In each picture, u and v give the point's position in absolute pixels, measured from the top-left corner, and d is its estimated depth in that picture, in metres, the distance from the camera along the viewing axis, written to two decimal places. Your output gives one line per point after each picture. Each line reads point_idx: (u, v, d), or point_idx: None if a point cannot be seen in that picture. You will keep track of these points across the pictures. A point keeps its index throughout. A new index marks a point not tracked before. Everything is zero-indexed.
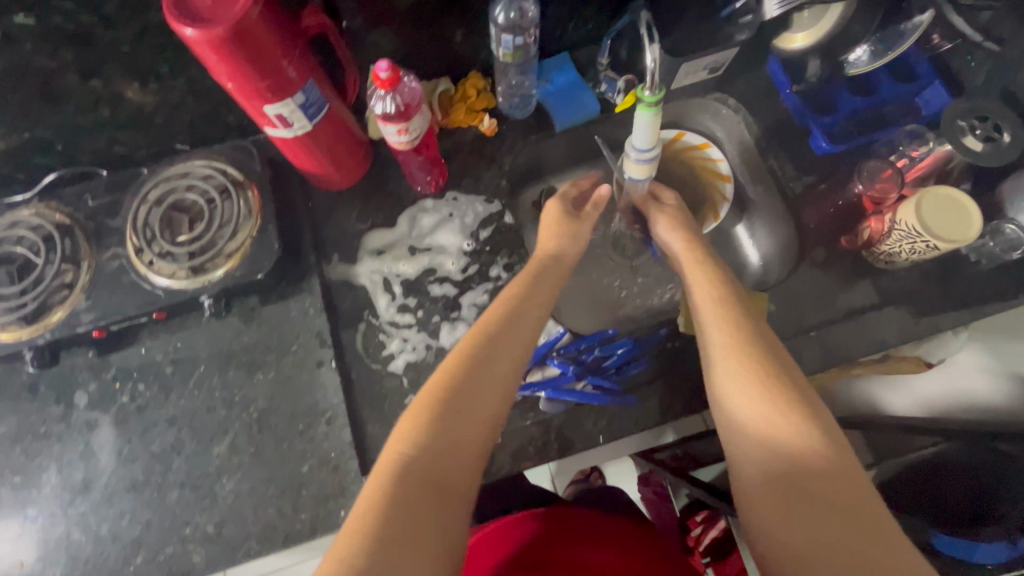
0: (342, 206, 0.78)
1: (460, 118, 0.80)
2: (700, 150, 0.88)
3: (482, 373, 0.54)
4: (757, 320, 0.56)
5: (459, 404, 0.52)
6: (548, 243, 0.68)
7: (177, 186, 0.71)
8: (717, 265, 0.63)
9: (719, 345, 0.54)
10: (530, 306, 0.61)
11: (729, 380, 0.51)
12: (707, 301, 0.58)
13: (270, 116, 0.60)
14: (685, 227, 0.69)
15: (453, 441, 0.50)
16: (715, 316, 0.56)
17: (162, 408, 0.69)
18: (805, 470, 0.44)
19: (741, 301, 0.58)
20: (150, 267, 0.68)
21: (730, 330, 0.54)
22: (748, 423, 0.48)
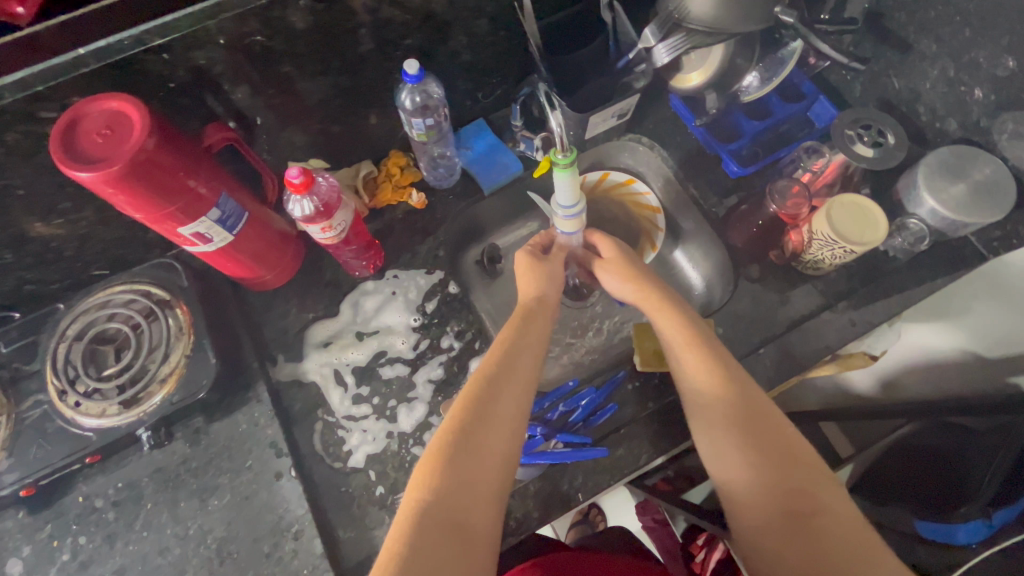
0: (279, 304, 0.76)
1: (387, 196, 0.80)
2: (626, 186, 0.92)
3: (484, 430, 0.51)
4: (731, 362, 0.57)
5: (467, 468, 0.49)
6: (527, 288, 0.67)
7: (98, 317, 0.67)
8: (681, 306, 0.62)
9: (705, 401, 0.55)
10: (524, 347, 0.59)
11: (712, 429, 0.53)
12: (685, 355, 0.58)
13: (187, 236, 0.59)
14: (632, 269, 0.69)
15: (468, 509, 0.47)
16: (697, 375, 0.56)
17: (108, 559, 0.63)
18: (796, 511, 0.48)
19: (714, 345, 0.58)
20: (76, 409, 0.63)
21: (703, 376, 0.56)
22: (736, 476, 0.51)
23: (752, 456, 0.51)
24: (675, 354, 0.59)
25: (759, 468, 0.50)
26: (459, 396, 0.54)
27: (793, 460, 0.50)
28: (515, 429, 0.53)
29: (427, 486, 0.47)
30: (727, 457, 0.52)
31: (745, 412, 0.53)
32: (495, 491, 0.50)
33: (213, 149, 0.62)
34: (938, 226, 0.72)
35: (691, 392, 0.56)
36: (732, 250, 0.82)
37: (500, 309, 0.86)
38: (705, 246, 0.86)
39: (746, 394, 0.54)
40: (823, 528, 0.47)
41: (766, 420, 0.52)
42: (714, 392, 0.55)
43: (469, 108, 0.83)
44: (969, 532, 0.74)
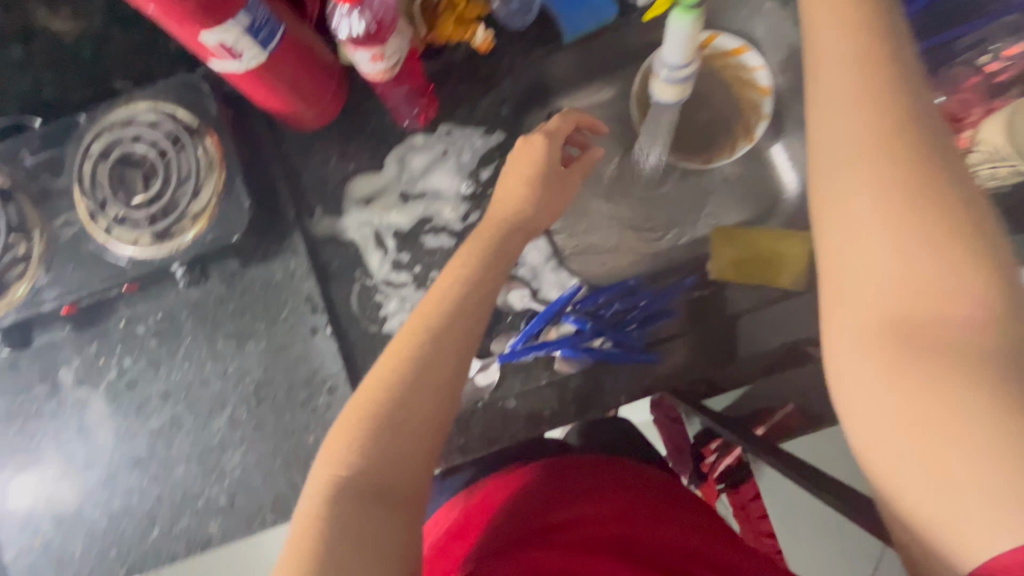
0: (320, 149, 0.68)
1: (448, 32, 0.65)
2: (734, 57, 0.75)
3: (424, 370, 0.48)
4: (931, 205, 0.38)
5: (405, 409, 0.47)
6: (509, 203, 0.57)
7: (122, 136, 0.60)
8: (891, 109, 0.41)
9: (851, 257, 0.40)
10: (482, 276, 0.53)
11: (879, 347, 0.38)
12: (847, 183, 0.41)
13: (211, 48, 0.49)
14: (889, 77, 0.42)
15: (395, 454, 0.45)
16: (873, 257, 0.39)
17: (153, 382, 0.65)
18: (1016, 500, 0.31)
19: (910, 174, 0.39)
20: (109, 234, 0.60)
21: (892, 263, 0.38)
22: (868, 362, 0.38)
23: (940, 399, 0.34)
24: (854, 226, 0.40)
25: (948, 423, 0.34)
26: (411, 319, 0.51)
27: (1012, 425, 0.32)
28: (454, 370, 0.50)
29: (351, 451, 0.45)
30: (859, 337, 0.39)
31: (915, 279, 0.37)
32: (432, 434, 0.47)
33: None
34: None
35: (832, 237, 0.41)
36: None
37: None
38: None
39: (935, 254, 0.37)
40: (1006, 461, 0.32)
41: (952, 299, 0.36)
42: (880, 305, 0.38)
43: None
44: None
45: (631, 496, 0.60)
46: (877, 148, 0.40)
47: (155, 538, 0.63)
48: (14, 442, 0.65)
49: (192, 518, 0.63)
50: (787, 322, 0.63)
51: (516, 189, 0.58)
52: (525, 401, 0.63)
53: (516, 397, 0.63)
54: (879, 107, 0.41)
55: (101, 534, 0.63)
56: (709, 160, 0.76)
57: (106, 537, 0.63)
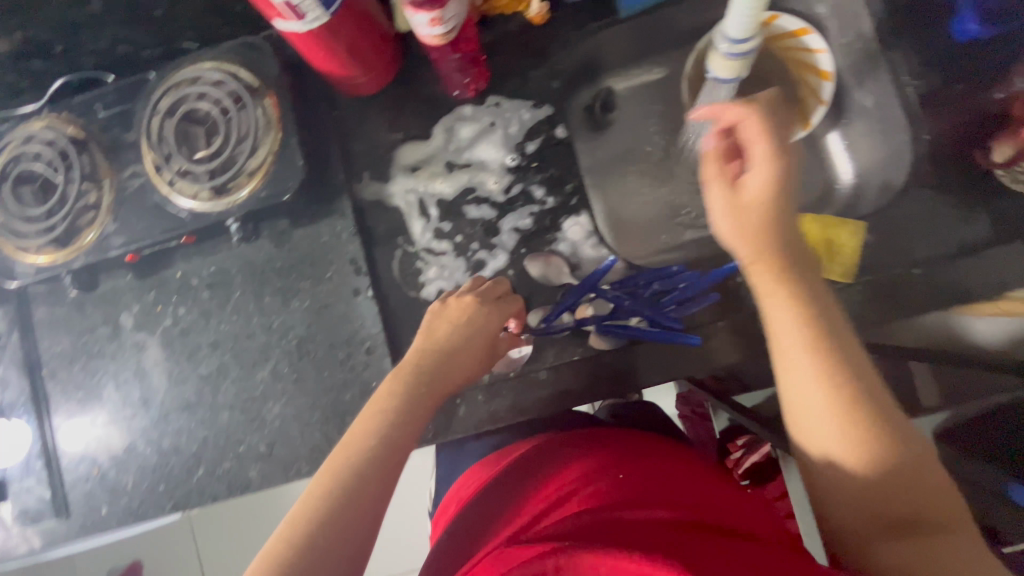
0: (371, 115, 0.69)
1: (503, 2, 0.65)
2: (795, 39, 0.72)
3: (367, 473, 0.50)
4: (842, 338, 0.48)
5: (343, 518, 0.47)
6: (456, 309, 0.59)
7: (188, 94, 0.63)
8: (785, 247, 0.51)
9: (800, 379, 0.48)
10: (426, 385, 0.56)
11: (821, 449, 0.47)
12: (784, 321, 0.49)
13: (278, 6, 0.50)
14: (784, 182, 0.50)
15: (320, 571, 0.45)
16: (805, 380, 0.48)
17: (204, 331, 0.69)
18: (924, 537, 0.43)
19: (826, 314, 0.49)
20: (172, 187, 0.63)
21: (825, 373, 0.47)
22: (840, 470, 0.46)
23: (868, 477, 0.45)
24: (783, 343, 0.49)
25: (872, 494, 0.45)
26: (359, 419, 0.53)
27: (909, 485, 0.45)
28: (390, 479, 0.51)
29: (314, 509, 0.47)
30: (825, 446, 0.47)
31: (855, 396, 0.46)
32: (361, 550, 0.47)
33: None
34: None
35: (782, 366, 0.49)
36: (919, 142, 0.64)
37: (602, 169, 0.77)
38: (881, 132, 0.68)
39: (859, 378, 0.47)
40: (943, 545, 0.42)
41: (880, 411, 0.46)
42: (822, 408, 0.47)
43: None
44: None
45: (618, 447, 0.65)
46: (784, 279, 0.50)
47: (199, 477, 0.67)
48: (77, 379, 0.70)
49: (233, 462, 0.67)
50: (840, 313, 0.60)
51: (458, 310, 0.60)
52: (559, 375, 0.63)
53: (549, 370, 0.64)
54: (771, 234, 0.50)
55: (151, 470, 0.68)
56: None
57: (155, 473, 0.68)
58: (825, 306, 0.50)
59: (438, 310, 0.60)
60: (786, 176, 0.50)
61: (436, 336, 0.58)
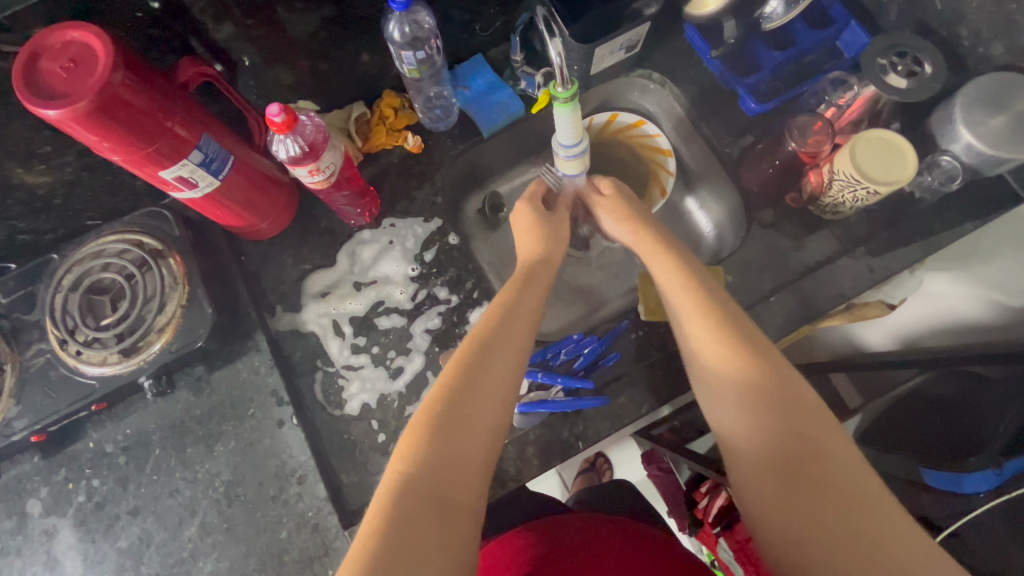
0: (276, 253, 0.75)
1: (381, 140, 0.76)
2: (636, 129, 0.86)
3: (500, 346, 0.51)
4: (734, 312, 0.52)
5: (478, 382, 0.48)
6: (531, 248, 0.63)
7: (92, 267, 0.67)
8: (680, 250, 0.59)
9: (700, 349, 0.51)
10: (537, 275, 0.60)
11: (711, 379, 0.50)
12: (682, 299, 0.53)
13: (171, 181, 0.56)
14: (632, 213, 0.64)
15: (462, 440, 0.45)
16: (688, 315, 0.52)
17: (122, 500, 0.66)
18: (797, 464, 0.44)
19: (718, 294, 0.54)
20: (78, 358, 0.63)
21: (702, 305, 0.52)
22: (736, 423, 0.48)
23: (750, 400, 0.47)
24: (669, 296, 0.55)
25: (754, 415, 0.47)
26: (491, 306, 0.56)
27: (792, 410, 0.46)
28: (521, 352, 0.52)
29: (412, 458, 0.44)
30: (726, 406, 0.48)
31: (746, 357, 0.48)
32: (497, 424, 0.48)
33: (189, 86, 0.59)
34: (972, 164, 0.66)
35: (670, 308, 0.55)
36: (746, 194, 0.78)
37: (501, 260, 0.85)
38: (719, 189, 0.82)
39: (750, 343, 0.49)
40: (826, 481, 0.43)
41: (771, 369, 0.48)
42: (707, 331, 0.51)
43: (465, 43, 0.77)
44: (976, 482, 0.72)
45: (560, 545, 0.59)
46: (657, 246, 0.59)
47: None
48: None
49: None
50: None
51: (525, 241, 0.65)
52: None
53: None
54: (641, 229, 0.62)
55: None
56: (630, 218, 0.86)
57: None
58: (701, 264, 0.57)
59: (517, 235, 0.66)
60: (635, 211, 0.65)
61: (526, 244, 0.64)
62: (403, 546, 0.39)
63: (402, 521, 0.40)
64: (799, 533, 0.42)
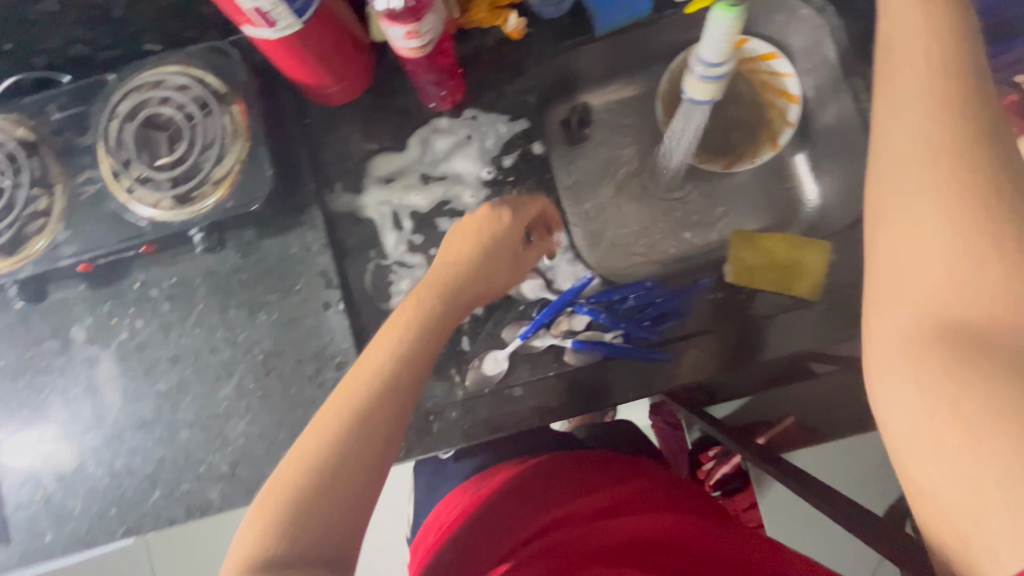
0: (345, 124, 0.68)
1: (480, 17, 0.65)
2: (764, 62, 0.75)
3: (410, 339, 0.49)
4: (1007, 163, 0.38)
5: (394, 371, 0.47)
6: (467, 243, 0.56)
7: (150, 98, 0.61)
8: (973, 61, 0.41)
9: (913, 173, 0.39)
10: (483, 269, 0.56)
11: (913, 218, 0.39)
12: (918, 127, 0.40)
13: (248, 12, 0.48)
14: (931, 2, 0.42)
15: (372, 427, 0.45)
16: (922, 139, 0.40)
17: (163, 345, 0.65)
18: (981, 352, 0.34)
19: (987, 133, 0.39)
20: (131, 195, 0.60)
21: (951, 140, 0.39)
22: (919, 265, 0.37)
23: (960, 252, 0.36)
24: (905, 116, 0.41)
25: (957, 271, 0.36)
26: (415, 293, 0.53)
27: (1012, 285, 0.35)
28: (436, 344, 0.51)
29: (323, 435, 0.44)
30: (919, 261, 0.38)
31: (977, 202, 0.37)
32: (405, 410, 0.47)
33: None
34: None
35: (896, 130, 0.41)
36: None
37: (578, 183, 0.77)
38: (844, 154, 0.71)
39: (1005, 206, 0.36)
40: (1013, 382, 0.33)
41: (1016, 244, 0.35)
42: (942, 166, 0.38)
43: None
44: None
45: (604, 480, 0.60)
46: (936, 38, 0.41)
47: (155, 500, 0.64)
48: (21, 396, 0.66)
49: (193, 483, 0.64)
50: (811, 330, 0.61)
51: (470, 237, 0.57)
52: (536, 392, 0.63)
53: (523, 389, 0.63)
54: (933, 26, 0.42)
55: (101, 492, 0.64)
56: (729, 166, 0.76)
57: (106, 495, 0.64)
58: (987, 87, 0.40)
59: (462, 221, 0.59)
60: (970, 56, 0.41)
61: (466, 232, 0.57)
62: (305, 518, 0.41)
63: (304, 498, 0.41)
64: (942, 419, 0.34)
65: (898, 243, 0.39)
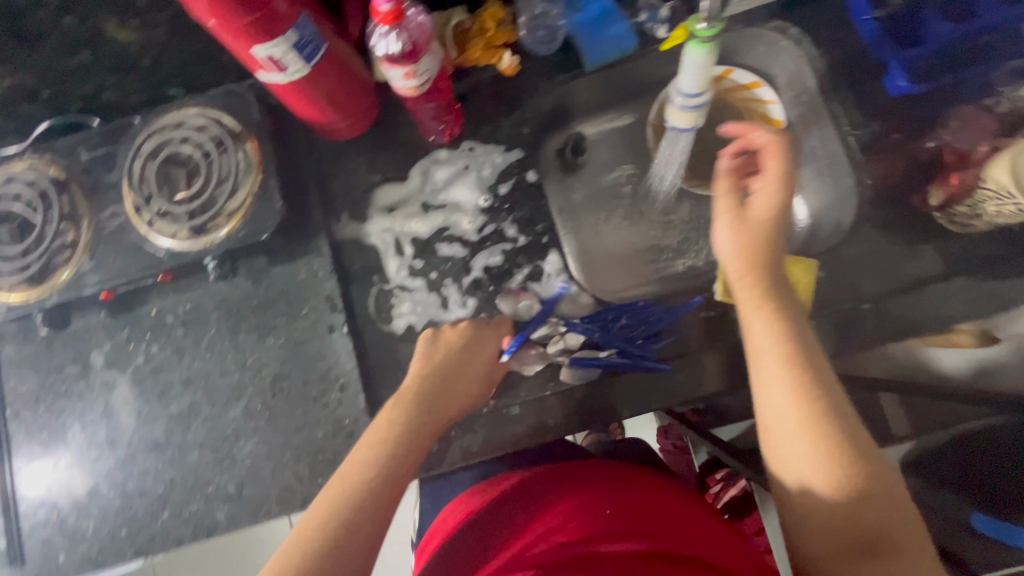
0: (351, 157, 0.72)
1: (476, 55, 0.70)
2: (749, 90, 0.74)
3: (408, 425, 0.56)
4: (829, 375, 0.51)
5: (395, 453, 0.54)
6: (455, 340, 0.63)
7: (171, 138, 0.66)
8: (785, 297, 0.55)
9: (783, 415, 0.50)
10: (471, 360, 0.63)
11: (798, 442, 0.48)
12: (769, 348, 0.52)
13: (261, 60, 0.53)
14: (782, 170, 0.57)
15: (369, 503, 0.50)
16: (779, 367, 0.51)
17: (176, 369, 0.68)
18: (869, 531, 0.45)
19: (811, 346, 0.52)
20: (151, 227, 0.64)
21: (795, 367, 0.51)
22: (813, 506, 0.47)
23: (832, 467, 0.47)
24: (761, 344, 0.53)
25: (836, 492, 0.46)
26: (411, 380, 0.60)
27: (867, 466, 0.47)
28: (433, 431, 0.57)
29: (322, 513, 0.49)
30: (809, 482, 0.47)
31: (835, 436, 0.48)
32: (397, 483, 0.53)
33: None
34: None
35: (759, 371, 0.53)
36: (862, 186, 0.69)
37: None
38: None
39: (842, 417, 0.49)
40: (894, 550, 0.45)
41: (856, 441, 0.48)
42: (798, 391, 0.50)
43: None
44: None
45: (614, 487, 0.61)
46: (759, 288, 0.55)
47: (164, 520, 0.65)
48: (41, 420, 0.69)
49: (201, 504, 0.65)
50: None
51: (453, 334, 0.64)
52: (534, 410, 0.65)
53: (522, 406, 0.65)
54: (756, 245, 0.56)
55: (113, 513, 0.66)
56: None
57: (118, 516, 0.66)
58: (801, 316, 0.55)
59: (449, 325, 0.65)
60: (775, 271, 0.56)
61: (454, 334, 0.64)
62: None
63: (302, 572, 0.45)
64: None
65: (779, 396, 0.50)
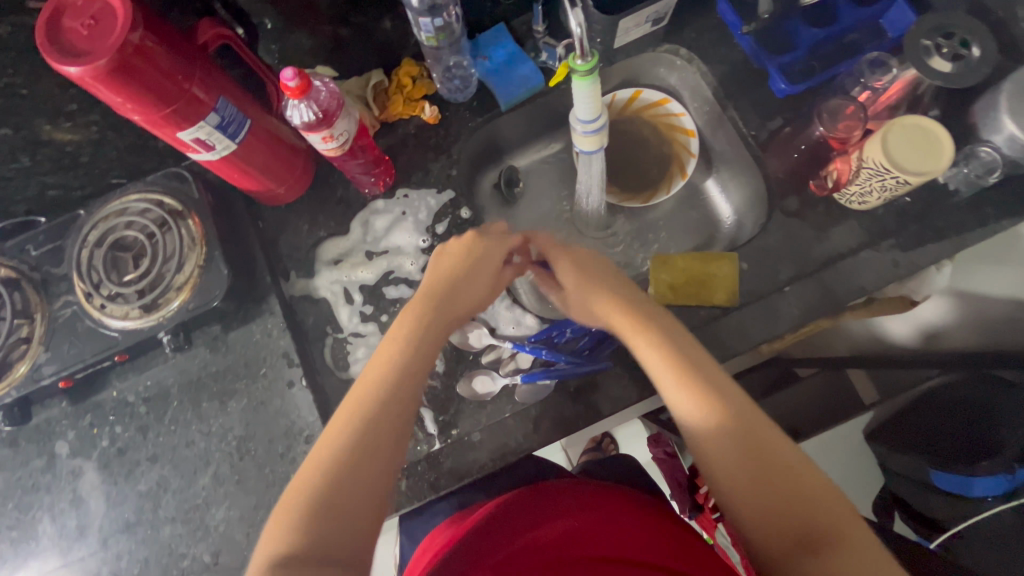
0: (293, 218, 0.76)
1: (399, 110, 0.76)
2: (660, 107, 0.85)
3: (401, 364, 0.54)
4: (710, 368, 0.55)
5: (391, 394, 0.52)
6: (443, 271, 0.61)
7: (115, 225, 0.69)
8: (656, 321, 0.59)
9: (687, 421, 0.53)
10: (457, 291, 0.60)
11: (704, 439, 0.52)
12: (658, 366, 0.56)
13: (188, 143, 0.57)
14: (582, 265, 0.62)
15: (370, 444, 0.49)
16: (667, 377, 0.55)
17: (142, 447, 0.69)
18: (783, 502, 0.48)
19: (691, 351, 0.56)
20: (103, 311, 0.66)
21: (680, 371, 0.54)
22: (735, 494, 0.50)
23: (736, 452, 0.50)
24: (651, 367, 0.56)
25: (745, 475, 0.49)
26: (399, 322, 0.58)
27: (764, 446, 0.50)
28: (425, 366, 0.56)
29: (317, 463, 0.48)
30: (724, 471, 0.50)
31: (732, 426, 0.51)
32: (400, 427, 0.52)
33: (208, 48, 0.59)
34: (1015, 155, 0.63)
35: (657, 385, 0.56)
36: (768, 179, 0.75)
37: None
38: (741, 174, 0.79)
39: (731, 407, 0.52)
40: (810, 511, 0.47)
41: (750, 426, 0.51)
42: (690, 391, 0.53)
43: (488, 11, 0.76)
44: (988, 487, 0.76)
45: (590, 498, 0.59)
46: (638, 323, 0.58)
47: None
48: (10, 518, 0.69)
49: None
50: (732, 337, 0.68)
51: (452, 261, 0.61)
52: (494, 433, 0.67)
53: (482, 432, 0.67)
54: (617, 301, 0.60)
55: None
56: (648, 201, 0.85)
57: None
58: (679, 332, 0.58)
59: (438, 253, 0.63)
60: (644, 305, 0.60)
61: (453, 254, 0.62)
62: (310, 536, 0.44)
63: (309, 525, 0.44)
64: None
65: (686, 416, 0.53)
